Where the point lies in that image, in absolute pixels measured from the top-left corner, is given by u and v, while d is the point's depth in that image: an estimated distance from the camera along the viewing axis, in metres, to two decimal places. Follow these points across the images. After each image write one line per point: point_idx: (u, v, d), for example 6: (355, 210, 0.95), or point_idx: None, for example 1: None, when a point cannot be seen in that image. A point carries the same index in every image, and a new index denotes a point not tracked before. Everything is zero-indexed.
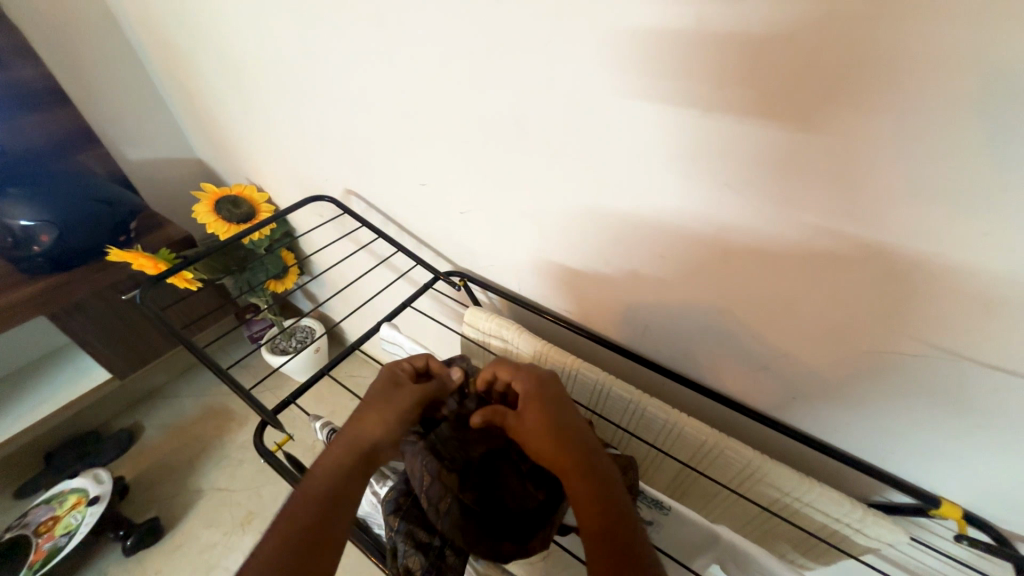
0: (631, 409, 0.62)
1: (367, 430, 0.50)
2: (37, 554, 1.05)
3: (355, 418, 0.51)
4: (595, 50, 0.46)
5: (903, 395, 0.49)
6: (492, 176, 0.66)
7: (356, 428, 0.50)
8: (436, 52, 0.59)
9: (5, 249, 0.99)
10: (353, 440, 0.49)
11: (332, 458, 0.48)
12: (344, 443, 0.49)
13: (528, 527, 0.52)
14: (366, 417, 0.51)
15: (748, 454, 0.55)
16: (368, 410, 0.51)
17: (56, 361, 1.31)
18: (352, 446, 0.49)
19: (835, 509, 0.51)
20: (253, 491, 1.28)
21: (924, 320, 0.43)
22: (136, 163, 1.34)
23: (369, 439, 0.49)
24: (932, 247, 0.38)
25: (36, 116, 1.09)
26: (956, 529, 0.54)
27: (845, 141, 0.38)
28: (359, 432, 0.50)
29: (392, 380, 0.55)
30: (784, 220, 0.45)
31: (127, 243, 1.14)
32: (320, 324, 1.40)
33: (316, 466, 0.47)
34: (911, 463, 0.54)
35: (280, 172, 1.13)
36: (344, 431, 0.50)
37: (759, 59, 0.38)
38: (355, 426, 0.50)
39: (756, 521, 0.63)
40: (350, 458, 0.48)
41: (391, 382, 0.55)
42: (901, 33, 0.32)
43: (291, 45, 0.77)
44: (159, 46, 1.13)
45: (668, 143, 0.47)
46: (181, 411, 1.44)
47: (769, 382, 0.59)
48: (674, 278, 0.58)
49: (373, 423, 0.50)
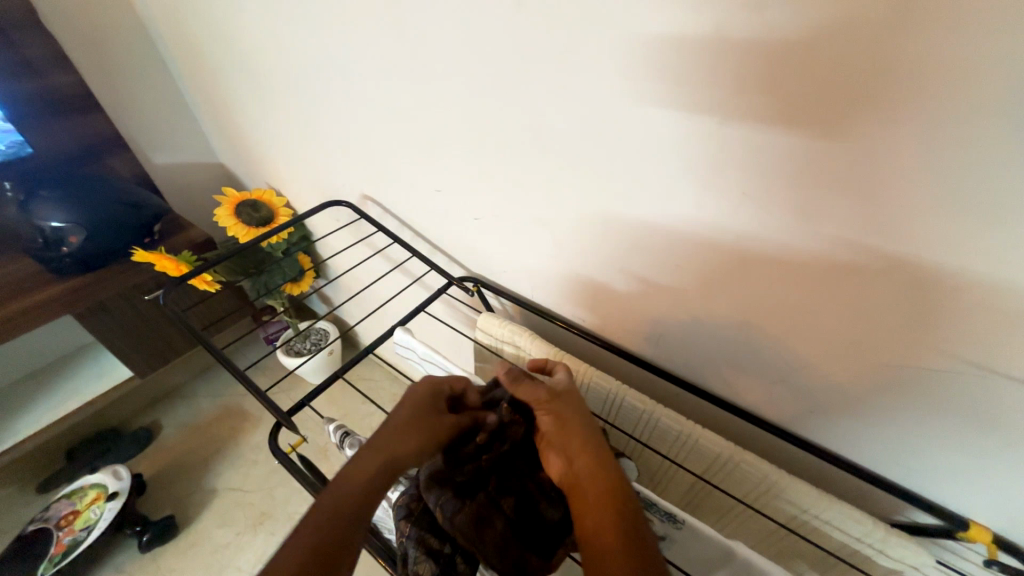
0: (645, 419, 0.61)
1: (402, 449, 0.49)
2: (58, 547, 1.08)
3: (393, 432, 0.50)
4: (611, 59, 0.46)
5: (927, 411, 0.47)
6: (507, 183, 0.67)
7: (393, 444, 0.49)
8: (454, 60, 0.59)
9: (35, 248, 1.02)
10: (390, 454, 0.49)
11: (365, 468, 0.47)
12: (377, 455, 0.48)
13: (551, 544, 0.50)
14: (406, 437, 0.50)
15: (764, 468, 0.53)
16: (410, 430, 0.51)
17: (81, 359, 1.35)
18: (389, 461, 0.48)
19: (856, 528, 0.50)
20: (266, 491, 1.29)
21: (953, 335, 0.41)
22: (162, 168, 1.38)
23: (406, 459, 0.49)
24: (959, 259, 0.37)
25: (70, 123, 1.13)
26: (985, 554, 0.51)
27: (869, 151, 0.37)
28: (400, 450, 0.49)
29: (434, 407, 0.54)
30: (802, 230, 0.44)
31: (151, 245, 1.17)
32: (334, 327, 1.42)
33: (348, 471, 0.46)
34: (936, 482, 0.52)
35: (298, 178, 1.16)
36: (379, 441, 0.49)
37: (779, 67, 0.37)
38: (393, 443, 0.49)
39: (772, 537, 0.61)
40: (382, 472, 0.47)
41: (430, 404, 0.54)
42: (928, 39, 0.31)
43: (312, 53, 0.79)
44: (186, 55, 1.17)
45: (684, 151, 0.47)
46: (198, 410, 1.47)
47: (787, 394, 0.58)
48: (688, 287, 0.57)
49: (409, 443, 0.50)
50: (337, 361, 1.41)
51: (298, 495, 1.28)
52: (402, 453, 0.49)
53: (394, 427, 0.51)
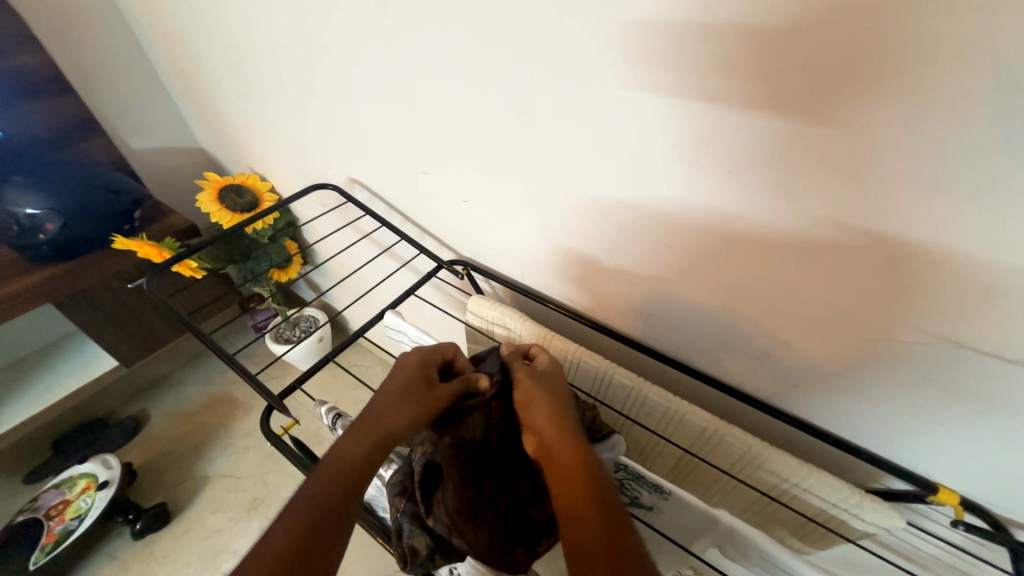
0: (632, 397, 0.63)
1: (391, 420, 0.50)
2: (49, 536, 1.08)
3: (382, 409, 0.51)
4: (599, 40, 0.46)
5: (904, 383, 0.49)
6: (497, 166, 0.66)
7: (382, 419, 0.50)
8: (439, 39, 0.58)
9: (10, 237, 0.99)
10: (378, 428, 0.50)
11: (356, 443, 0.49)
12: (370, 428, 0.50)
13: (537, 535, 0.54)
14: (391, 410, 0.51)
15: (747, 440, 0.55)
16: (395, 403, 0.52)
17: (62, 349, 1.32)
18: (378, 436, 0.49)
19: (832, 493, 0.52)
20: (259, 477, 1.30)
21: (930, 311, 0.43)
22: (140, 152, 1.34)
23: (396, 429, 0.50)
24: (934, 236, 0.38)
25: (40, 106, 1.09)
26: (952, 515, 0.54)
27: (858, 134, 0.37)
28: (387, 423, 0.50)
29: (423, 374, 0.56)
30: (788, 210, 0.45)
31: (131, 232, 1.15)
32: (323, 313, 1.41)
33: (338, 448, 0.48)
34: (910, 450, 0.54)
35: (283, 162, 1.13)
36: (370, 418, 0.51)
37: (771, 49, 0.37)
38: (384, 416, 0.51)
39: (755, 506, 0.63)
40: (374, 446, 0.48)
41: (420, 377, 0.55)
42: (917, 21, 0.31)
43: (294, 32, 0.76)
44: (161, 34, 1.12)
45: (674, 133, 0.47)
46: (187, 399, 1.46)
47: (769, 370, 0.59)
48: (676, 267, 0.58)
49: (399, 415, 0.51)
50: (326, 347, 1.41)
51: (291, 480, 1.29)
52: (396, 427, 0.50)
53: (384, 398, 0.53)
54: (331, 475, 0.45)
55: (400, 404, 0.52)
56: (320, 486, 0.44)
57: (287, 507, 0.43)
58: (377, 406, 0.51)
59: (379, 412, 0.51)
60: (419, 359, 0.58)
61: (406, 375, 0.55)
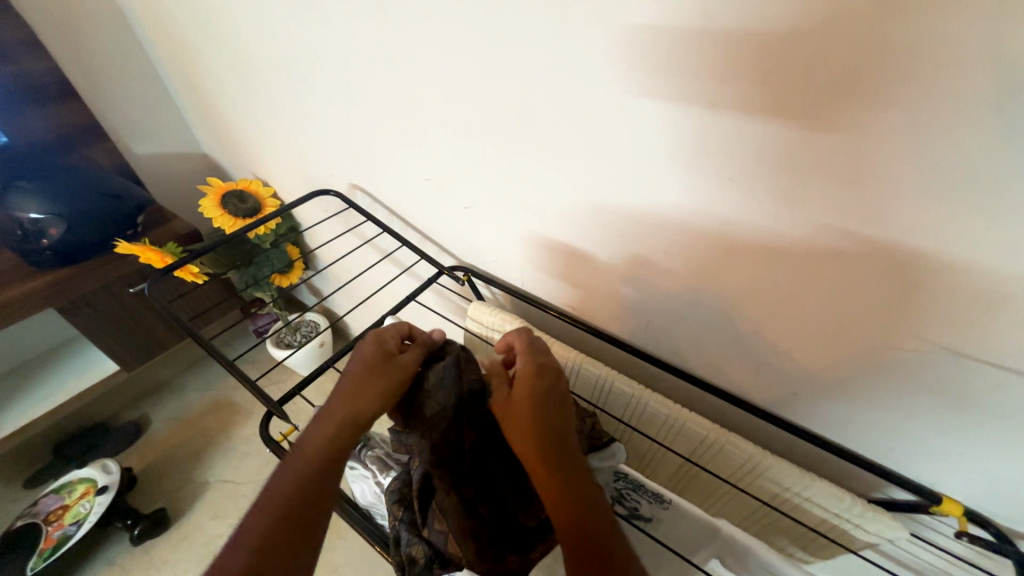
0: (632, 404, 0.62)
1: (357, 401, 0.49)
2: (47, 541, 1.07)
3: (347, 392, 0.49)
4: (599, 50, 0.46)
5: (905, 392, 0.49)
6: (498, 173, 0.66)
7: (348, 400, 0.49)
8: (441, 47, 0.59)
9: (13, 241, 1.00)
10: (343, 411, 0.48)
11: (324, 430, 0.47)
12: (336, 412, 0.48)
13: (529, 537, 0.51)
14: (355, 391, 0.49)
15: (748, 449, 0.55)
16: (358, 383, 0.50)
17: (65, 353, 1.33)
18: (345, 419, 0.48)
19: (835, 504, 0.51)
20: (258, 483, 1.30)
21: (931, 319, 0.42)
22: (144, 158, 1.36)
23: (363, 410, 0.48)
24: (935, 244, 0.38)
25: (45, 111, 1.10)
26: (957, 526, 0.54)
27: (857, 141, 0.37)
28: (354, 403, 0.49)
29: (384, 350, 0.53)
30: (788, 218, 0.45)
31: (134, 237, 1.15)
32: (324, 319, 1.41)
33: (305, 437, 0.47)
34: (913, 460, 0.54)
35: (286, 168, 1.14)
36: (335, 402, 0.49)
37: (770, 57, 0.38)
38: (349, 398, 0.49)
39: (757, 516, 0.63)
40: (342, 430, 0.47)
41: (381, 354, 0.53)
42: (916, 30, 0.31)
43: (298, 39, 0.77)
44: (167, 41, 1.14)
45: (674, 140, 0.47)
46: (187, 404, 1.46)
47: (771, 378, 0.59)
48: (676, 274, 0.58)
49: (365, 395, 0.49)
50: (327, 352, 1.41)
51: None
52: (362, 408, 0.48)
53: (348, 380, 0.51)
54: (299, 466, 0.45)
55: (364, 384, 0.50)
56: (288, 479, 0.44)
57: (256, 503, 0.43)
58: (340, 389, 0.50)
59: (344, 394, 0.49)
60: (378, 335, 0.55)
61: (367, 352, 0.53)
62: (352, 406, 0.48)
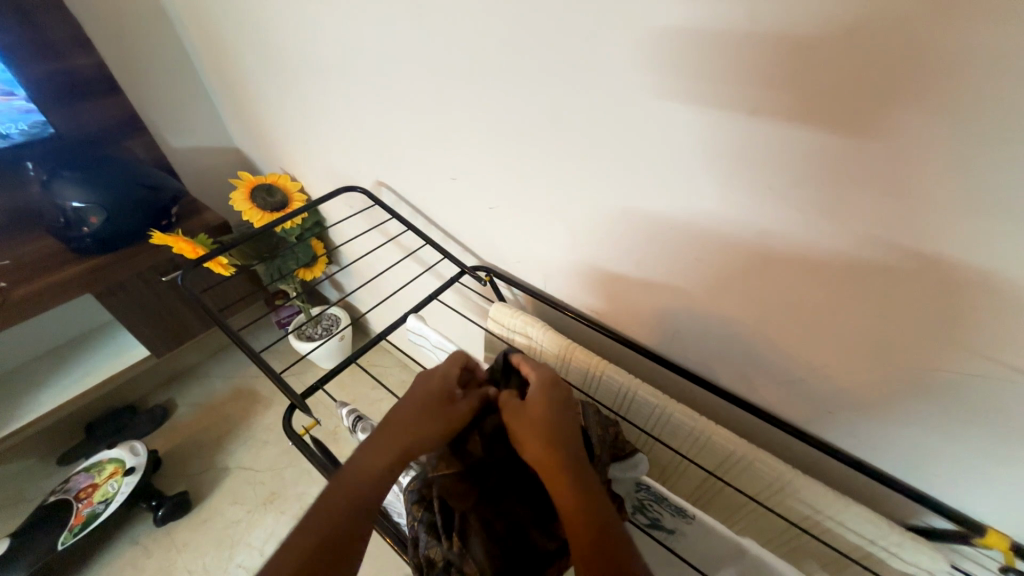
0: (656, 414, 0.61)
1: (412, 436, 0.49)
2: (77, 518, 1.11)
3: (405, 423, 0.50)
4: (636, 50, 0.45)
5: (949, 415, 0.46)
6: (526, 174, 0.66)
7: (400, 430, 0.49)
8: (475, 45, 0.58)
9: (56, 229, 1.04)
10: (396, 440, 0.48)
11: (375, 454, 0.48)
12: (391, 440, 0.49)
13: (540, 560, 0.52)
14: (413, 422, 0.50)
15: (778, 467, 0.53)
16: (418, 416, 0.50)
17: (99, 337, 1.37)
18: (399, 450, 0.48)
19: (871, 529, 0.49)
20: (277, 472, 1.32)
21: (982, 340, 0.40)
22: (180, 151, 1.39)
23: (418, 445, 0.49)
24: (991, 262, 0.36)
25: (89, 104, 1.14)
26: (1001, 560, 0.51)
27: (906, 149, 0.35)
28: (410, 436, 0.49)
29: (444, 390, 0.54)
30: (827, 228, 0.43)
31: (168, 227, 1.19)
32: (345, 314, 1.43)
33: (356, 457, 0.47)
34: (953, 486, 0.51)
35: (314, 164, 1.16)
36: (390, 427, 0.50)
37: (814, 60, 0.36)
38: (405, 431, 0.49)
39: (784, 535, 0.61)
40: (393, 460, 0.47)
41: (440, 393, 0.53)
42: (978, 33, 0.29)
43: (332, 37, 0.78)
44: (205, 37, 1.16)
45: (709, 144, 0.45)
46: (212, 391, 1.50)
47: (802, 393, 0.57)
48: (707, 283, 0.56)
49: (420, 431, 0.49)
50: (348, 346, 1.43)
51: (308, 476, 1.30)
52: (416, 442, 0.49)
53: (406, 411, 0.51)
54: (344, 487, 0.45)
55: (423, 418, 0.50)
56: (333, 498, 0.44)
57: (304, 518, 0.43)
58: (398, 420, 0.50)
59: (400, 425, 0.50)
60: (442, 374, 0.56)
61: (423, 390, 0.53)
62: (406, 438, 0.49)
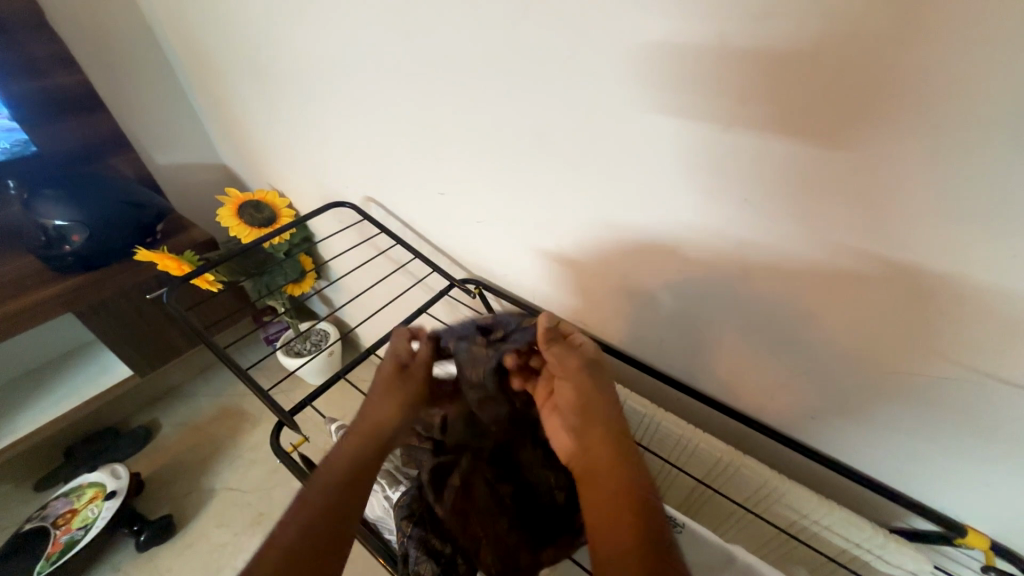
0: (644, 422, 0.62)
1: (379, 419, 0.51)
2: (55, 545, 1.07)
3: (365, 407, 0.52)
4: (615, 67, 0.47)
5: (924, 415, 0.48)
6: (513, 189, 0.67)
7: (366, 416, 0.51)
8: (459, 63, 0.60)
9: (37, 247, 1.02)
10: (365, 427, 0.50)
11: (350, 443, 0.49)
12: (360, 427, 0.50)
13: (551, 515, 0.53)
14: (375, 406, 0.51)
15: (764, 472, 0.54)
16: (378, 398, 0.52)
17: (79, 357, 1.34)
18: (369, 431, 0.50)
19: (855, 533, 0.50)
20: (264, 492, 1.29)
21: (950, 341, 0.42)
22: (165, 168, 1.39)
23: (384, 425, 0.50)
24: (952, 267, 0.38)
25: (72, 122, 1.13)
26: (981, 559, 0.52)
27: (871, 160, 0.37)
28: (372, 420, 0.51)
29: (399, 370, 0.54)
30: (801, 236, 0.44)
31: (152, 245, 1.18)
32: (334, 328, 1.43)
33: (333, 451, 0.49)
34: (931, 487, 0.52)
35: (302, 179, 1.16)
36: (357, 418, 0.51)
37: (785, 75, 0.38)
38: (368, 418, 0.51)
39: (773, 542, 0.61)
40: (365, 443, 0.49)
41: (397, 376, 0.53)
42: (933, 51, 0.31)
43: (318, 54, 0.79)
44: (191, 54, 1.17)
45: (688, 156, 0.47)
46: (197, 410, 1.47)
47: (785, 398, 0.58)
48: (689, 292, 0.58)
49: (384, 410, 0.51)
50: (336, 362, 1.42)
51: (296, 496, 1.28)
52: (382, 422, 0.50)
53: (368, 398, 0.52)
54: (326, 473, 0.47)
55: (382, 399, 0.52)
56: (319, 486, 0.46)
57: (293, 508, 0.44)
58: (360, 410, 0.51)
59: (364, 413, 0.51)
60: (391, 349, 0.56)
61: (382, 373, 0.54)
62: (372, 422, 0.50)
